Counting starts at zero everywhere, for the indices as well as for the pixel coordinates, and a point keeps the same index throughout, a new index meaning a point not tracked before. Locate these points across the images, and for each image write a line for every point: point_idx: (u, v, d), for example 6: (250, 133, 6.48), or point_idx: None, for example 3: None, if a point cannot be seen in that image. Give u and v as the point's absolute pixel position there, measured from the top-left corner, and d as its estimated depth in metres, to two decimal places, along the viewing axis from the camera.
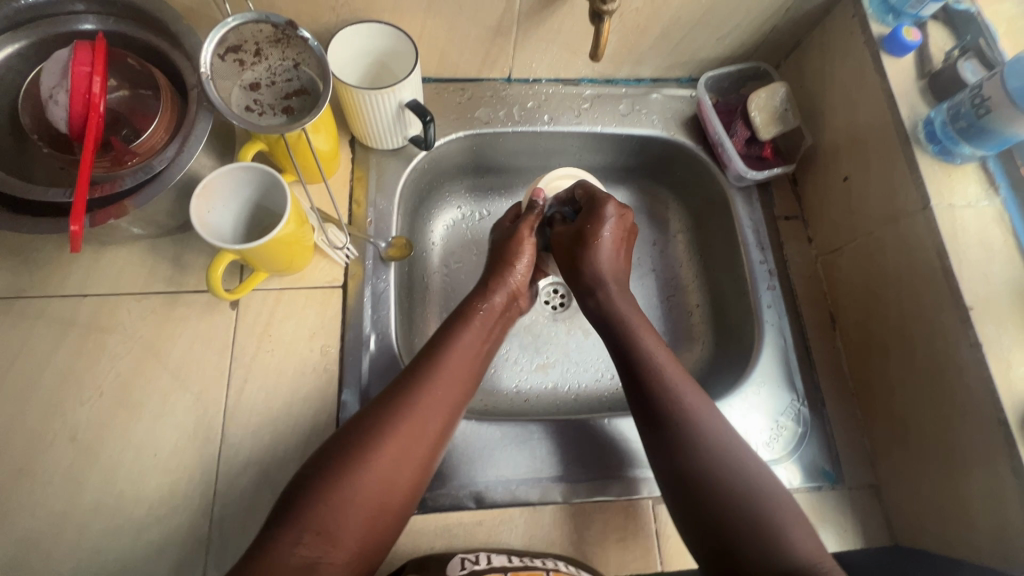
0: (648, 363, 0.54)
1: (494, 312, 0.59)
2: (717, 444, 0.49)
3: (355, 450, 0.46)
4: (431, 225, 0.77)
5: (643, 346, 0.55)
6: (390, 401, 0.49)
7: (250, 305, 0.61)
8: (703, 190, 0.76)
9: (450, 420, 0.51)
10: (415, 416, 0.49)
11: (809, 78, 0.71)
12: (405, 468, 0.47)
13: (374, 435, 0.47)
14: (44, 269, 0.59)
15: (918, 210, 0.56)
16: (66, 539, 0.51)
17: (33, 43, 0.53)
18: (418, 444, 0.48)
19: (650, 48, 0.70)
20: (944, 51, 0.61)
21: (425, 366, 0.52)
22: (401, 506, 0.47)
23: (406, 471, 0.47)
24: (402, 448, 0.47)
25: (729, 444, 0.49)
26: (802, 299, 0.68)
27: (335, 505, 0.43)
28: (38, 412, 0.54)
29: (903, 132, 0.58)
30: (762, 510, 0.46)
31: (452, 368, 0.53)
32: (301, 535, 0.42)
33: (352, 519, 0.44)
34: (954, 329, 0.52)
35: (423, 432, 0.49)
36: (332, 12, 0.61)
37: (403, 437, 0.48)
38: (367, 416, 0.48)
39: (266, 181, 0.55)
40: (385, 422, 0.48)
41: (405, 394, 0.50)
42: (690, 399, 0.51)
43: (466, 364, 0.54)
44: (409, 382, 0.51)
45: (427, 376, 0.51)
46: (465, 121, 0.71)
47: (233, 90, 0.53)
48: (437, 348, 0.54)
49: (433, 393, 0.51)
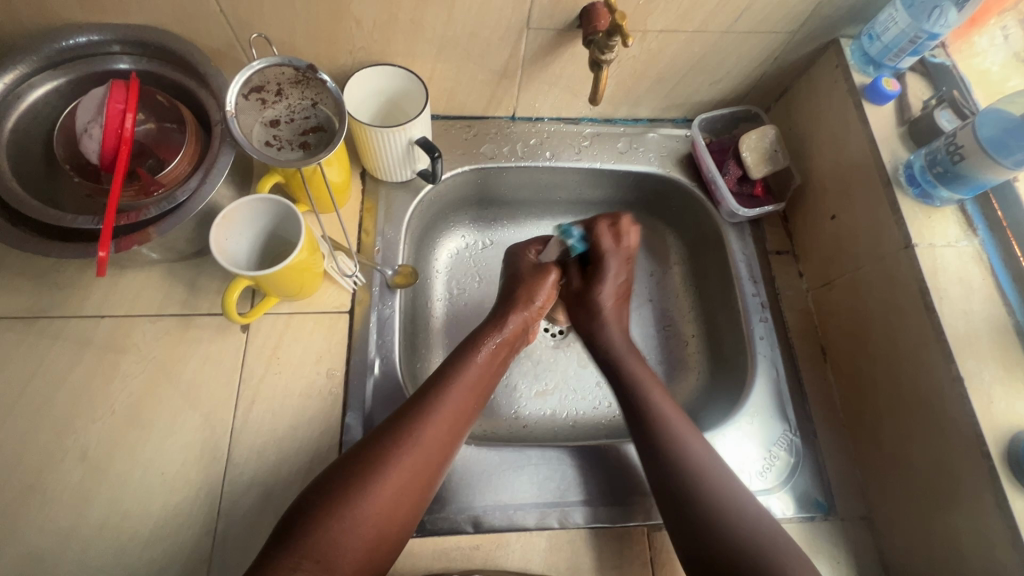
0: (658, 423, 0.56)
1: (501, 346, 0.62)
2: (714, 483, 0.52)
3: (358, 479, 0.47)
4: (435, 253, 0.79)
5: (658, 407, 0.57)
6: (395, 428, 0.51)
7: (260, 328, 0.63)
8: (698, 224, 0.79)
9: (451, 448, 0.53)
10: (421, 446, 0.50)
11: (797, 122, 0.75)
12: (408, 494, 0.49)
13: (380, 459, 0.49)
14: (65, 291, 0.62)
15: (900, 248, 0.59)
16: (71, 554, 0.52)
17: (70, 80, 0.57)
18: (420, 475, 0.50)
19: (647, 92, 0.74)
20: (922, 100, 0.65)
21: (429, 396, 0.54)
22: (398, 535, 0.48)
23: (406, 501, 0.49)
24: (406, 478, 0.49)
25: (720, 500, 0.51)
26: (794, 331, 0.70)
27: (334, 532, 0.44)
28: (52, 429, 0.56)
29: (886, 175, 0.61)
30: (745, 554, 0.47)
31: (459, 398, 0.55)
32: (300, 560, 0.43)
33: (350, 548, 0.45)
34: (937, 363, 0.54)
35: (428, 462, 0.51)
36: (349, 56, 0.65)
37: (409, 466, 0.49)
38: (374, 442, 0.50)
39: (281, 212, 0.58)
40: (392, 444, 0.50)
41: (409, 422, 0.51)
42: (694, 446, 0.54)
43: (470, 393, 0.56)
44: (417, 407, 0.53)
45: (433, 406, 0.53)
46: (470, 156, 0.75)
47: (254, 126, 0.56)
48: (443, 378, 0.56)
49: (439, 420, 0.52)
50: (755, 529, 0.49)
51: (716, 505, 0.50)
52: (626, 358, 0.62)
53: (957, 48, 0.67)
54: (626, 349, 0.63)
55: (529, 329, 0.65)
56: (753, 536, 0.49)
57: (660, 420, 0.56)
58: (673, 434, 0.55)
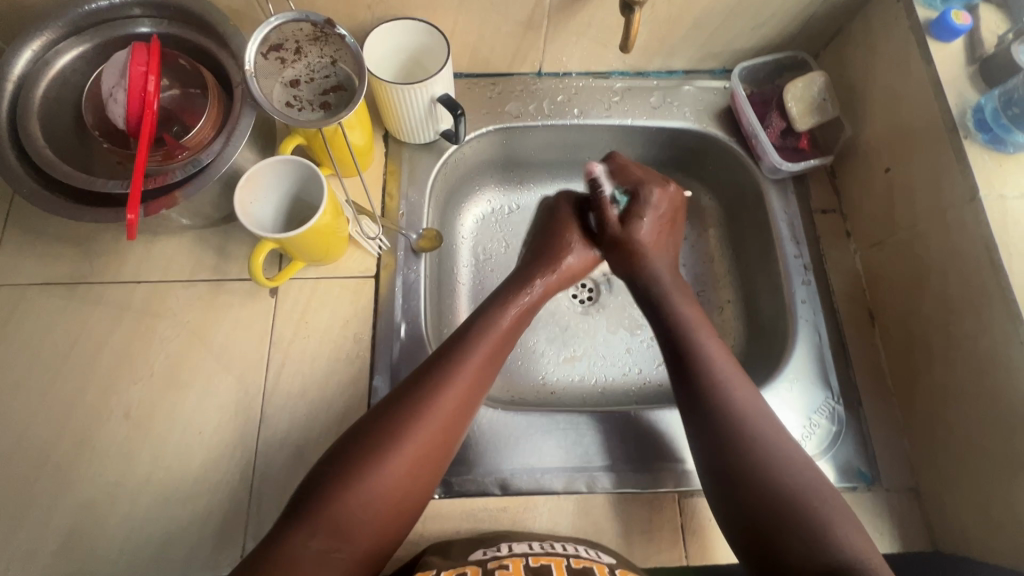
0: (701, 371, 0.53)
1: (519, 311, 0.59)
2: (770, 452, 0.48)
3: (372, 451, 0.46)
4: (460, 218, 0.78)
5: (716, 366, 0.53)
6: (409, 401, 0.49)
7: (288, 293, 0.63)
8: (737, 182, 0.74)
9: (466, 418, 0.52)
10: (434, 419, 0.49)
11: (849, 67, 0.68)
12: (426, 465, 0.48)
13: (397, 429, 0.48)
14: (102, 257, 0.64)
15: (965, 201, 0.54)
16: (121, 506, 0.55)
17: (94, 45, 0.57)
18: (434, 446, 0.49)
19: (682, 39, 0.69)
20: (997, 35, 0.58)
21: (446, 364, 0.52)
22: (412, 509, 0.48)
23: (422, 475, 0.48)
24: (423, 448, 0.48)
25: (774, 444, 0.49)
26: (839, 296, 0.66)
27: (350, 504, 0.44)
28: (97, 389, 0.59)
29: (951, 121, 0.55)
30: (799, 505, 0.45)
31: (475, 367, 0.53)
32: (315, 531, 0.43)
33: (364, 523, 0.45)
34: (1002, 325, 0.50)
35: (445, 436, 0.50)
36: (367, 11, 0.63)
37: (425, 440, 0.48)
38: (387, 416, 0.48)
39: (304, 174, 0.57)
40: (407, 413, 0.49)
41: (424, 393, 0.50)
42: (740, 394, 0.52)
43: (487, 360, 0.54)
44: (434, 374, 0.51)
45: (448, 378, 0.51)
46: (494, 116, 0.72)
47: (274, 87, 0.55)
48: (460, 345, 0.54)
49: (455, 388, 0.51)
50: (792, 483, 0.46)
51: (776, 477, 0.47)
52: (672, 292, 0.60)
53: None
54: (670, 286, 0.61)
55: (552, 293, 0.63)
56: (802, 490, 0.46)
57: (715, 379, 0.52)
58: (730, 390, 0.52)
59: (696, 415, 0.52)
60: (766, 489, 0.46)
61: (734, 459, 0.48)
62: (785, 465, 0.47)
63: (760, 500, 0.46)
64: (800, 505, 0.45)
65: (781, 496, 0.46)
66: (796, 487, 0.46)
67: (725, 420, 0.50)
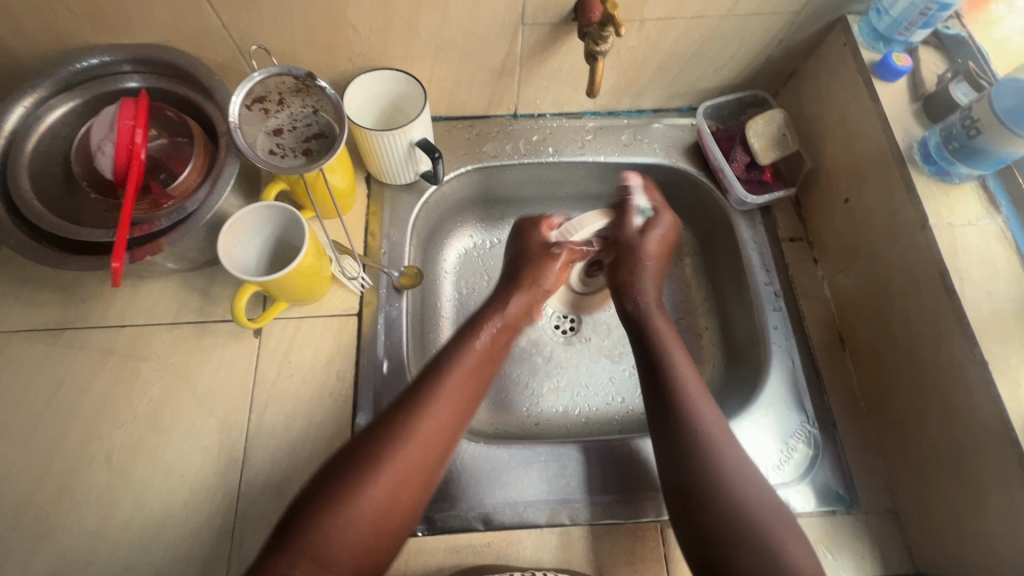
0: (682, 390, 0.54)
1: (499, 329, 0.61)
2: (744, 481, 0.49)
3: (352, 476, 0.47)
4: (443, 254, 0.80)
5: (687, 393, 0.54)
6: (388, 425, 0.50)
7: (272, 333, 0.64)
8: (708, 213, 0.77)
9: (451, 439, 0.53)
10: (416, 444, 0.50)
11: (806, 104, 0.72)
12: (407, 488, 0.48)
13: (376, 454, 0.48)
14: (87, 303, 0.65)
15: (917, 229, 0.57)
16: (100, 553, 0.54)
17: (84, 100, 0.60)
18: (415, 470, 0.49)
19: (649, 81, 0.73)
20: (936, 74, 0.62)
21: (424, 389, 0.53)
22: (395, 534, 0.48)
23: (403, 499, 0.48)
24: (403, 473, 0.48)
25: (745, 476, 0.49)
26: (809, 320, 0.68)
27: (332, 533, 0.44)
28: (80, 435, 0.59)
29: (900, 154, 0.59)
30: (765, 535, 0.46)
31: (457, 388, 0.54)
32: (295, 559, 0.43)
33: (345, 551, 0.45)
34: (959, 348, 0.52)
35: (427, 460, 0.50)
36: (348, 63, 0.66)
37: (404, 464, 0.49)
38: (368, 441, 0.49)
39: (287, 218, 0.59)
40: (387, 437, 0.49)
41: (402, 418, 0.51)
42: (713, 414, 0.53)
43: (468, 382, 0.55)
44: (413, 400, 0.52)
45: (428, 402, 0.52)
46: (473, 156, 0.75)
47: (258, 135, 0.58)
48: (441, 366, 0.55)
49: (434, 411, 0.52)
50: (761, 515, 0.47)
51: (748, 501, 0.48)
52: (655, 315, 0.62)
53: (972, 18, 0.64)
54: (653, 308, 0.63)
55: (531, 309, 0.65)
56: (766, 520, 0.47)
57: (688, 398, 0.54)
58: (706, 414, 0.53)
59: (674, 432, 0.52)
60: (738, 515, 0.47)
61: (709, 484, 0.49)
62: (747, 490, 0.49)
63: (735, 525, 0.47)
64: (761, 538, 0.46)
65: (756, 522, 0.47)
66: (761, 517, 0.47)
67: (703, 437, 0.51)
